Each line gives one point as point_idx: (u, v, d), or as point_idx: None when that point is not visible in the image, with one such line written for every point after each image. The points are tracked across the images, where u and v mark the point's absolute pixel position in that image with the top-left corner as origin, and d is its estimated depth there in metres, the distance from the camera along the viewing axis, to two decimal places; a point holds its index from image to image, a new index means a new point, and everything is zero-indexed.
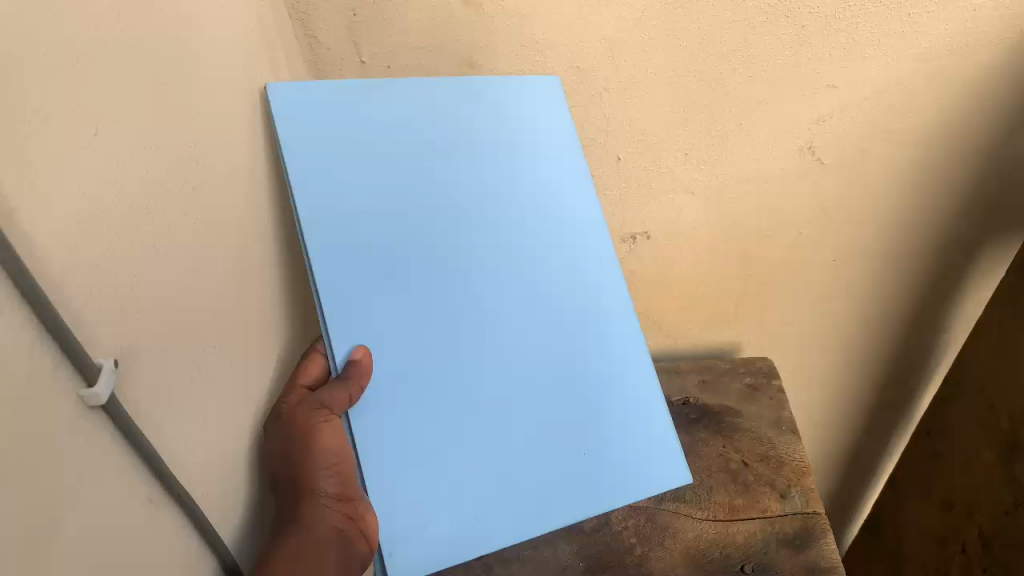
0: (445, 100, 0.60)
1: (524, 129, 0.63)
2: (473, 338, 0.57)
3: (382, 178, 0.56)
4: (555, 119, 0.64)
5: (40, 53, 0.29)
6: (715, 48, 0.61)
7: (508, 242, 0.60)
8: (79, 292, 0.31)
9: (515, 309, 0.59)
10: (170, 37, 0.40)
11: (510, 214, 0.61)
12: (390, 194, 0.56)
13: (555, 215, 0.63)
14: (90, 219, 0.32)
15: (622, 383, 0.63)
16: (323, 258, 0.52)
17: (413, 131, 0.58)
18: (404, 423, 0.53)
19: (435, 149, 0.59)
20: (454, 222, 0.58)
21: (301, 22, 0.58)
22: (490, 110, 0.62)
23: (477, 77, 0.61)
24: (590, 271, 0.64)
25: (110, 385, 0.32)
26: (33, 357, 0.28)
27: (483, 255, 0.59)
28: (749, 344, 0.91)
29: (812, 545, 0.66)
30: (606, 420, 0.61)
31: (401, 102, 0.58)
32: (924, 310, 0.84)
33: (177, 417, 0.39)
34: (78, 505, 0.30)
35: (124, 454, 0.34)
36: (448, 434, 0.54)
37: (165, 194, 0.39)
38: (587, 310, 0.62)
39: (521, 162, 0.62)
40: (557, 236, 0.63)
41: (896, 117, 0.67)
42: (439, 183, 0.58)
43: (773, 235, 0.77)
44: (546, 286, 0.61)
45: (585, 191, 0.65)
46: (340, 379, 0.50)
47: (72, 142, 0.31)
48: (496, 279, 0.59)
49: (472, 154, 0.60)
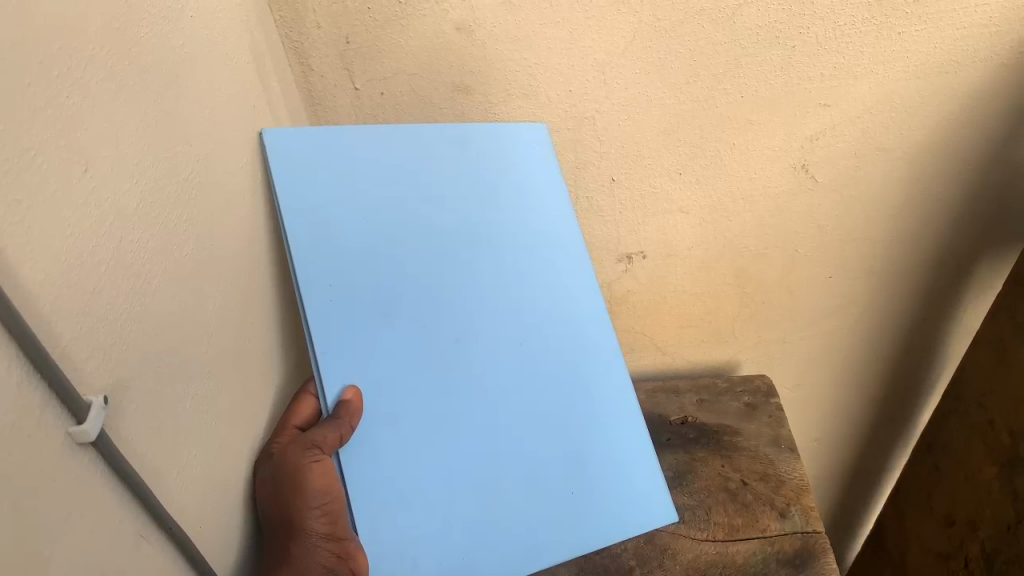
0: (434, 145, 0.61)
1: (511, 167, 0.64)
2: (461, 374, 0.57)
3: (373, 218, 0.57)
4: (542, 156, 0.65)
5: (30, 93, 0.30)
6: (706, 68, 0.61)
7: (495, 281, 0.61)
8: (69, 330, 0.31)
9: (503, 345, 0.59)
10: (162, 72, 0.41)
11: (499, 252, 0.62)
12: (380, 233, 0.57)
13: (541, 253, 0.64)
14: (80, 256, 0.32)
15: (612, 420, 0.62)
16: (311, 297, 0.53)
17: (403, 173, 0.60)
18: (393, 458, 0.53)
19: (423, 191, 0.60)
20: (442, 261, 0.59)
21: (294, 50, 0.59)
22: (475, 150, 0.63)
23: (466, 123, 0.63)
24: (577, 306, 0.64)
25: (100, 422, 0.32)
26: (19, 397, 0.28)
27: (472, 292, 0.59)
28: (747, 363, 0.91)
29: (812, 564, 0.66)
30: (595, 453, 0.61)
31: (391, 146, 0.60)
32: (922, 326, 0.84)
33: (171, 451, 0.39)
34: (65, 540, 0.30)
35: (113, 488, 0.34)
36: (437, 470, 0.54)
37: (158, 228, 0.39)
38: (575, 347, 0.62)
39: (507, 202, 0.63)
40: (544, 272, 0.63)
41: (889, 134, 0.67)
42: (428, 223, 0.59)
43: (769, 253, 0.77)
44: (534, 321, 0.61)
45: (569, 224, 0.66)
46: (329, 420, 0.50)
47: (62, 180, 0.31)
48: (485, 316, 0.59)
49: (461, 195, 0.61)
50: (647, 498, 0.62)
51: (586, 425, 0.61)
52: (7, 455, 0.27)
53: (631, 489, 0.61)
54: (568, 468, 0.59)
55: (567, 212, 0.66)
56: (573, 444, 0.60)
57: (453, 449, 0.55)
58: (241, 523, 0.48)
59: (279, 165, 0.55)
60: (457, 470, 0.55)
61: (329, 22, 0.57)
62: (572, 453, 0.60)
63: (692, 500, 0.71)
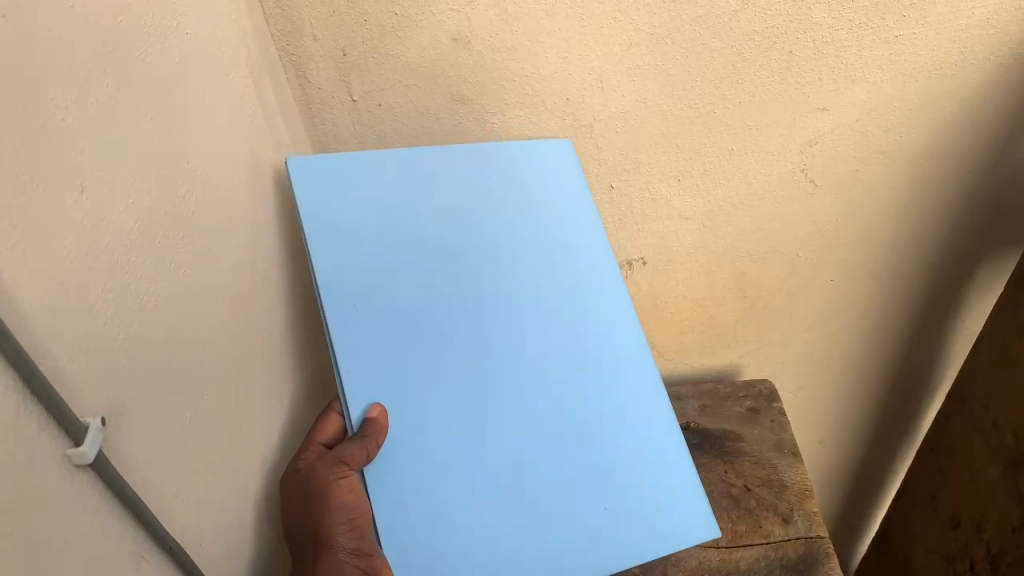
0: (458, 167, 0.62)
1: (534, 189, 0.64)
2: (482, 382, 0.56)
3: (396, 238, 0.58)
4: (562, 176, 0.65)
5: (26, 116, 0.30)
6: (703, 74, 0.61)
7: (523, 296, 0.60)
8: (66, 351, 0.31)
9: (531, 358, 0.59)
10: (159, 89, 0.41)
11: (517, 261, 0.61)
12: (404, 253, 0.57)
13: (568, 266, 0.63)
14: (76, 279, 0.32)
15: (646, 431, 0.60)
16: (334, 317, 0.53)
17: (426, 192, 0.60)
18: (413, 470, 0.52)
19: (446, 210, 0.60)
20: (457, 271, 0.59)
21: (292, 63, 0.59)
22: (499, 172, 0.63)
23: (487, 144, 0.63)
24: (604, 316, 0.63)
25: (97, 443, 0.32)
26: (17, 424, 0.28)
27: (499, 310, 0.59)
28: (749, 367, 0.90)
29: (816, 569, 0.66)
30: (631, 466, 0.58)
31: (416, 168, 0.60)
32: (924, 328, 0.84)
33: (170, 469, 0.39)
34: (65, 564, 0.30)
35: (112, 509, 0.34)
36: (468, 487, 0.52)
37: (156, 247, 0.39)
38: (603, 355, 0.61)
39: (532, 220, 0.63)
40: (570, 283, 0.63)
41: (887, 137, 0.67)
42: (454, 243, 0.59)
43: (769, 256, 0.77)
44: (562, 333, 0.60)
45: (596, 238, 0.65)
46: (355, 437, 0.50)
47: (59, 203, 0.31)
48: (512, 331, 0.59)
49: (487, 214, 0.62)
50: (680, 505, 0.58)
51: (617, 435, 0.59)
52: (6, 479, 0.27)
53: (670, 500, 0.58)
54: (601, 480, 0.57)
55: (592, 227, 0.66)
56: (607, 458, 0.58)
57: (474, 460, 0.53)
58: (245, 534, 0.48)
59: (303, 191, 0.56)
60: (488, 486, 0.53)
61: (326, 35, 0.57)
62: (604, 465, 0.57)
63: None
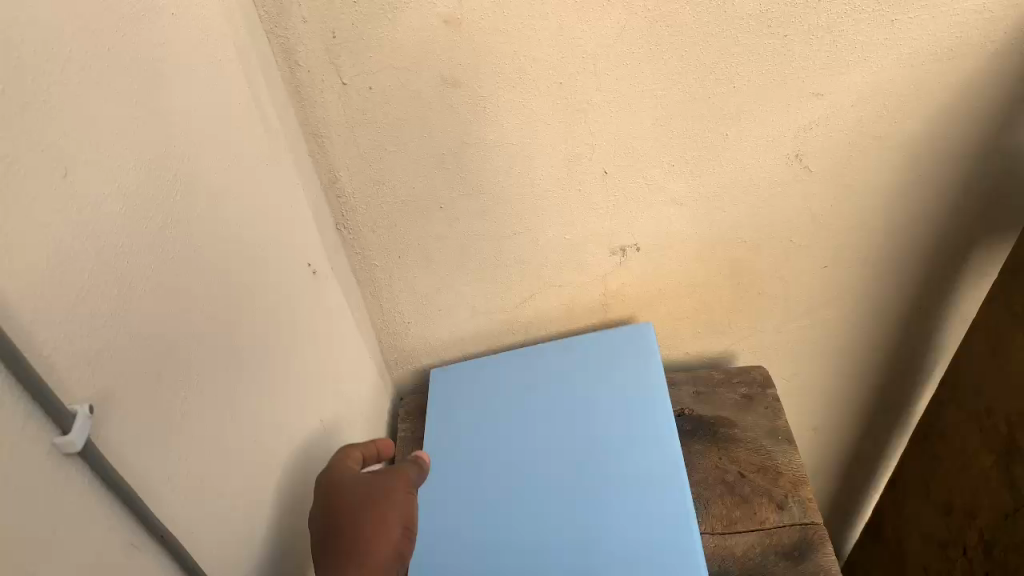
0: (557, 364, 0.80)
1: (608, 340, 0.80)
2: (519, 480, 0.69)
3: (492, 403, 0.78)
4: (627, 357, 0.78)
5: (7, 96, 0.29)
6: (698, 58, 0.61)
7: (573, 425, 0.72)
8: (51, 338, 0.30)
9: (564, 470, 0.68)
10: (147, 72, 0.40)
11: (594, 388, 0.76)
12: (497, 408, 0.77)
13: (621, 409, 0.73)
14: (61, 264, 0.32)
15: (651, 512, 0.62)
16: (433, 430, 0.76)
17: (526, 373, 0.80)
18: (473, 514, 0.66)
19: (540, 376, 0.79)
20: (530, 413, 0.75)
21: (281, 46, 0.59)
22: (589, 355, 0.79)
23: (615, 345, 0.79)
24: (642, 420, 0.71)
25: (85, 431, 0.31)
26: (1, 412, 0.27)
27: (551, 425, 0.73)
28: (744, 355, 0.90)
29: (811, 556, 0.65)
30: (619, 524, 0.62)
31: (526, 360, 0.81)
32: (918, 315, 0.84)
33: (162, 460, 0.38)
34: (52, 556, 0.29)
35: (101, 500, 0.33)
36: (469, 557, 0.63)
37: (146, 233, 0.39)
38: (631, 461, 0.68)
39: (605, 374, 0.77)
40: (619, 413, 0.72)
41: (882, 122, 0.66)
42: (538, 395, 0.77)
43: (764, 243, 0.77)
44: (594, 442, 0.70)
45: (652, 366, 0.76)
46: (412, 461, 0.60)
47: (43, 185, 0.31)
48: (556, 438, 0.72)
49: (569, 380, 0.78)
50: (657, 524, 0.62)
51: (612, 502, 0.65)
52: None
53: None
54: (586, 532, 0.62)
55: (647, 360, 0.77)
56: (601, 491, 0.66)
57: (479, 529, 0.65)
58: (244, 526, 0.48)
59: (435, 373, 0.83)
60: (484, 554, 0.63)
61: (316, 16, 0.57)
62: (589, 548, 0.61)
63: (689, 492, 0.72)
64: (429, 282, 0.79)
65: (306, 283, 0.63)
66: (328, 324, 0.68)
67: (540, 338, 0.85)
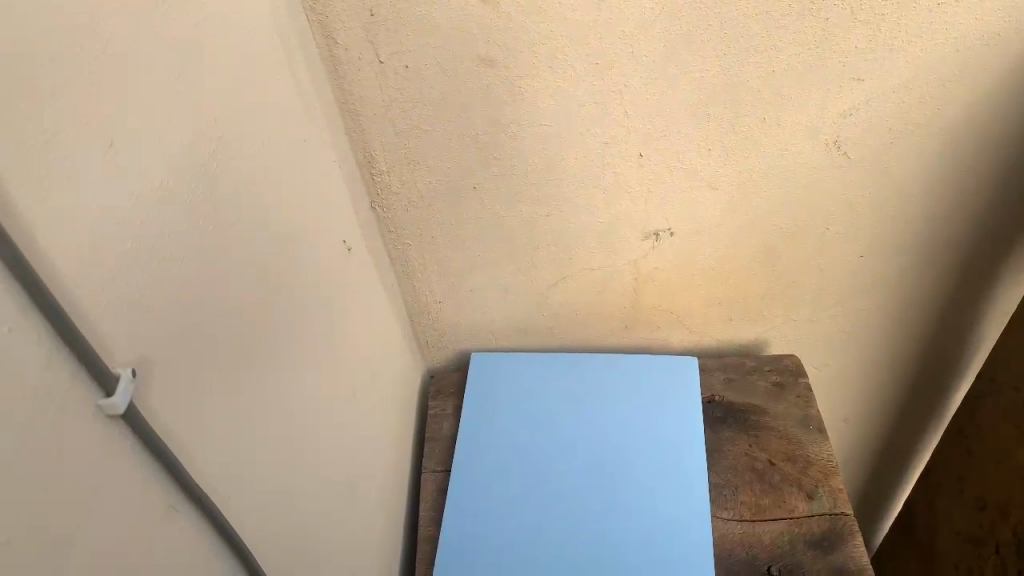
0: (594, 370, 0.84)
1: (649, 362, 0.84)
2: (554, 477, 0.73)
3: (531, 398, 0.81)
4: (669, 379, 0.82)
5: (55, 62, 0.30)
6: (737, 41, 0.60)
7: (611, 434, 0.76)
8: (95, 302, 0.31)
9: (599, 474, 0.73)
10: (189, 44, 0.41)
11: (631, 394, 0.80)
12: (534, 405, 0.81)
13: (657, 423, 0.77)
14: (106, 228, 0.32)
15: (668, 496, 0.70)
16: (470, 417, 0.80)
17: (564, 375, 0.84)
18: (500, 499, 0.72)
19: (577, 378, 0.83)
20: (569, 414, 0.79)
21: (319, 23, 0.59)
22: (627, 369, 0.83)
23: (653, 363, 0.83)
24: (674, 439, 0.75)
25: (128, 394, 0.32)
26: (47, 372, 0.28)
27: (592, 429, 0.77)
28: (776, 343, 0.89)
29: (840, 546, 0.66)
30: (640, 512, 0.69)
31: (564, 363, 0.85)
32: (955, 306, 0.82)
33: (199, 427, 0.39)
34: (94, 514, 0.30)
35: (143, 463, 0.34)
36: (498, 548, 0.68)
37: (187, 205, 0.39)
38: (662, 467, 0.73)
39: (641, 389, 0.81)
40: (657, 430, 0.76)
41: (924, 108, 0.65)
42: (578, 396, 0.81)
43: (800, 230, 0.76)
44: (630, 452, 0.74)
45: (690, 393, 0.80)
46: None
47: (90, 150, 0.31)
48: (596, 442, 0.76)
49: (609, 388, 0.81)
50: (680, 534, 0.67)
51: (636, 503, 0.70)
52: (35, 426, 0.27)
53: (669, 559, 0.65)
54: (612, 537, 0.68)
55: (685, 386, 0.81)
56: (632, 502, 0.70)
57: (511, 522, 0.70)
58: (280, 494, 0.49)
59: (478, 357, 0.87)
60: (512, 547, 0.68)
61: None
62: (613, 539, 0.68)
63: (718, 480, 0.72)
64: (461, 262, 0.79)
65: (340, 260, 0.63)
66: (361, 302, 0.68)
67: (570, 322, 0.85)
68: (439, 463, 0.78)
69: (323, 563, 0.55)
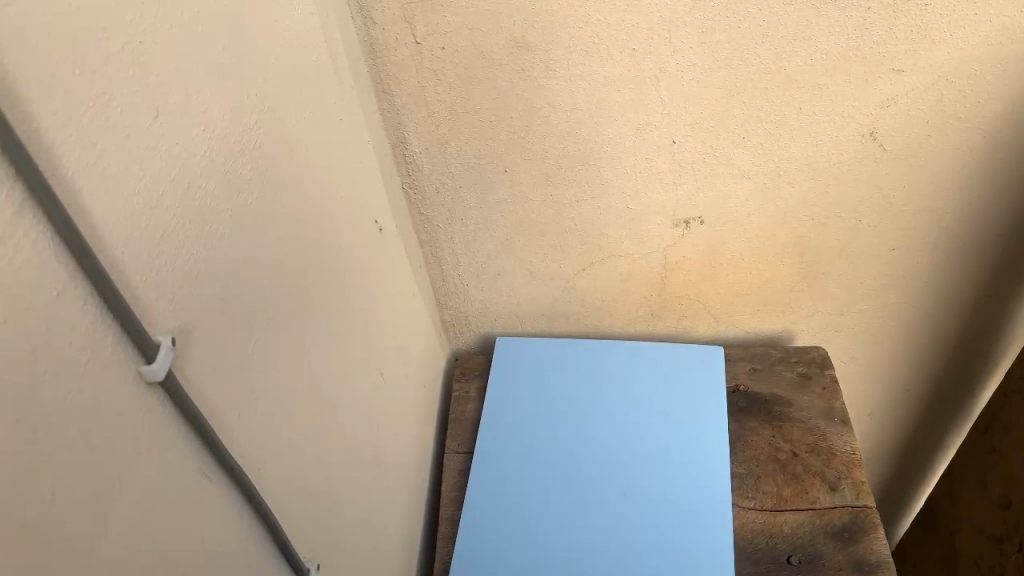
0: (617, 353, 0.84)
1: (673, 347, 0.84)
2: (574, 459, 0.74)
3: (553, 381, 0.82)
4: (692, 364, 0.82)
5: (106, 36, 0.30)
6: (775, 29, 0.60)
7: (632, 418, 0.77)
8: (139, 271, 0.32)
9: (618, 456, 0.73)
10: (233, 21, 0.41)
11: (653, 378, 0.81)
12: (557, 388, 0.81)
13: (678, 407, 0.77)
14: (152, 200, 0.33)
15: (686, 480, 0.71)
16: (493, 398, 0.81)
17: (587, 357, 0.84)
18: (521, 480, 0.73)
19: (601, 361, 0.83)
20: (591, 397, 0.80)
21: (358, 4, 0.60)
22: (650, 352, 0.83)
23: (677, 348, 0.83)
24: (694, 425, 0.75)
25: (167, 362, 0.33)
26: (92, 338, 0.29)
27: (613, 413, 0.78)
28: (803, 334, 0.88)
29: (861, 539, 0.66)
30: (658, 496, 0.70)
31: (587, 345, 0.85)
32: (988, 304, 0.81)
33: (233, 398, 0.40)
34: (134, 475, 0.31)
35: (179, 429, 0.35)
36: (517, 528, 0.69)
37: (227, 179, 0.40)
38: (681, 451, 0.73)
39: (664, 373, 0.81)
40: (676, 415, 0.77)
41: (964, 101, 0.64)
42: (600, 378, 0.81)
43: (832, 222, 0.75)
44: (649, 436, 0.75)
45: (712, 379, 0.80)
46: None
47: (139, 124, 0.32)
48: (616, 425, 0.76)
49: (631, 372, 0.82)
50: (697, 519, 0.68)
51: (654, 486, 0.71)
52: (81, 389, 0.28)
53: (685, 544, 0.66)
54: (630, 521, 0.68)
55: (708, 373, 0.81)
56: (650, 486, 0.71)
57: (530, 504, 0.70)
58: (310, 465, 0.50)
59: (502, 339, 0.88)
60: (531, 528, 0.68)
61: None
62: (631, 522, 0.68)
63: (741, 469, 0.72)
64: (489, 244, 0.79)
65: (371, 238, 0.64)
66: (390, 281, 0.69)
67: (595, 307, 0.85)
68: (462, 444, 0.79)
69: (349, 536, 0.56)
